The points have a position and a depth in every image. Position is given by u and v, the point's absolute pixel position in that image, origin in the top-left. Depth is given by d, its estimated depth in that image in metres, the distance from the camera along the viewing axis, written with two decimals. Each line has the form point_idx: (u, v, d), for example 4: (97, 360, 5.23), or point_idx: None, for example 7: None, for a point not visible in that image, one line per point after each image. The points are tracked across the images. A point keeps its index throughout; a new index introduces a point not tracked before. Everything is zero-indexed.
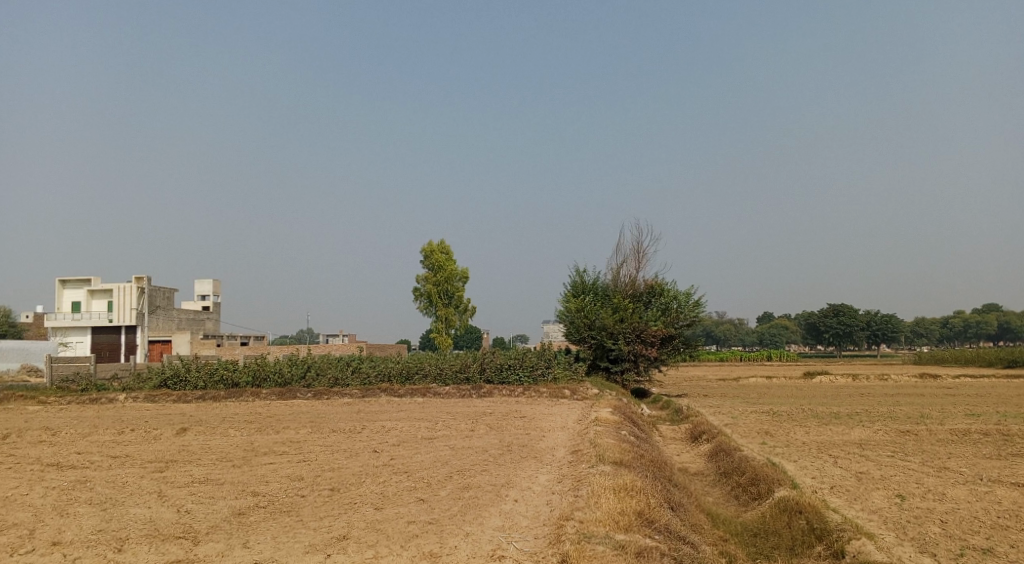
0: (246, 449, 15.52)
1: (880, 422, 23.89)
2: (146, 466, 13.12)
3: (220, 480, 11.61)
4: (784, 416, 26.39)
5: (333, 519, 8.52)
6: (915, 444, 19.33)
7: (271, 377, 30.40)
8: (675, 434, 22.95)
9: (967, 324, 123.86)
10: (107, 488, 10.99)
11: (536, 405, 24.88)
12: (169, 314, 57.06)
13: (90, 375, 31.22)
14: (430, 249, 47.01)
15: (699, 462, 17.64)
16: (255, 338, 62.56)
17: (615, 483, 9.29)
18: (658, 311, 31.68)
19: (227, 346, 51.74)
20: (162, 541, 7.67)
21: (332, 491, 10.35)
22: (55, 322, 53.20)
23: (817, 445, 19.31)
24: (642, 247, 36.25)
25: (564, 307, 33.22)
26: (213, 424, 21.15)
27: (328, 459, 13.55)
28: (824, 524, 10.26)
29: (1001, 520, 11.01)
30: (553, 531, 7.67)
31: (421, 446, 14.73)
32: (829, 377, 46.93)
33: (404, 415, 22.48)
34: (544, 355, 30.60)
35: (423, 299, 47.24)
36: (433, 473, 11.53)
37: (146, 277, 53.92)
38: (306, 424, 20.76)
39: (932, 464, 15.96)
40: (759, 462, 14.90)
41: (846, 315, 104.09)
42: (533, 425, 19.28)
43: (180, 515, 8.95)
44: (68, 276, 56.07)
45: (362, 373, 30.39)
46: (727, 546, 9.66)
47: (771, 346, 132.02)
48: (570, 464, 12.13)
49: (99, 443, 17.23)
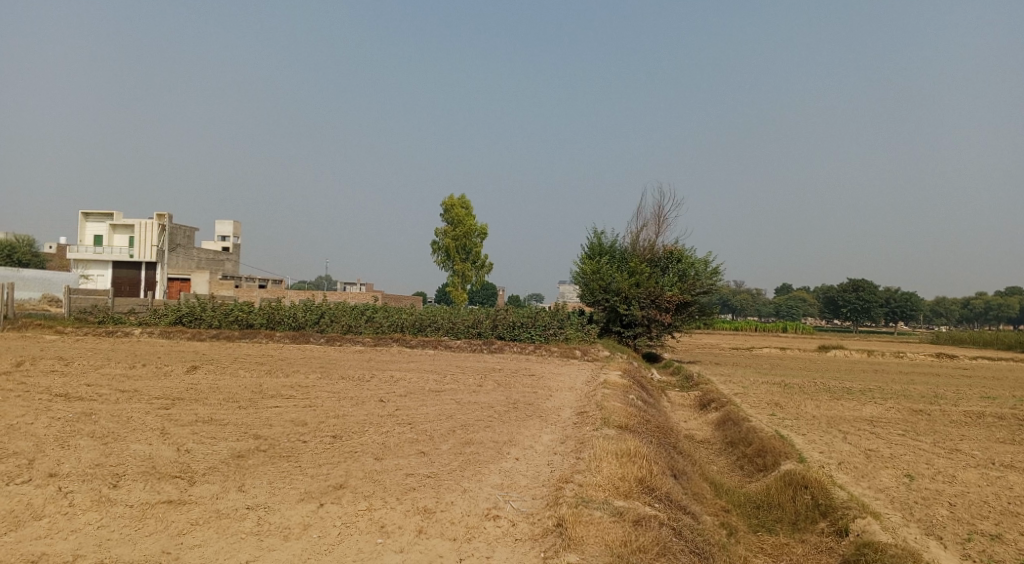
0: (253, 391, 15.57)
1: (892, 400, 23.59)
2: (152, 403, 13.17)
3: (223, 420, 11.61)
4: (796, 388, 26.13)
5: (330, 468, 8.43)
6: (927, 424, 19.03)
7: (284, 321, 30.55)
8: (683, 400, 22.83)
9: (989, 306, 121.95)
10: (111, 422, 11.02)
11: (546, 364, 24.84)
12: (188, 253, 57.43)
13: (107, 308, 31.57)
14: (451, 202, 46.59)
15: (705, 429, 17.51)
16: (272, 281, 62.95)
17: (619, 448, 9.11)
18: (675, 277, 31.24)
19: (244, 288, 52.16)
20: (157, 479, 7.63)
21: (333, 438, 10.29)
22: (77, 255, 53.72)
23: (827, 420, 19.08)
24: (663, 211, 35.60)
25: (580, 268, 32.89)
26: (223, 364, 21.28)
27: (333, 405, 13.52)
28: (829, 501, 10.07)
29: (1011, 507, 10.76)
30: (552, 493, 7.52)
31: (428, 399, 14.67)
32: (844, 351, 46.50)
33: (413, 366, 22.50)
34: (558, 315, 30.39)
35: (440, 253, 47.09)
36: (436, 426, 11.44)
37: (167, 216, 54.12)
38: (315, 369, 20.87)
39: (944, 446, 15.68)
40: (767, 434, 14.70)
41: (866, 290, 102.78)
42: (541, 384, 19.18)
43: (179, 454, 8.93)
44: (91, 210, 56.47)
45: (374, 322, 30.44)
46: (728, 517, 9.51)
47: (786, 318, 131.14)
48: (574, 425, 12.00)
49: (109, 376, 17.40)
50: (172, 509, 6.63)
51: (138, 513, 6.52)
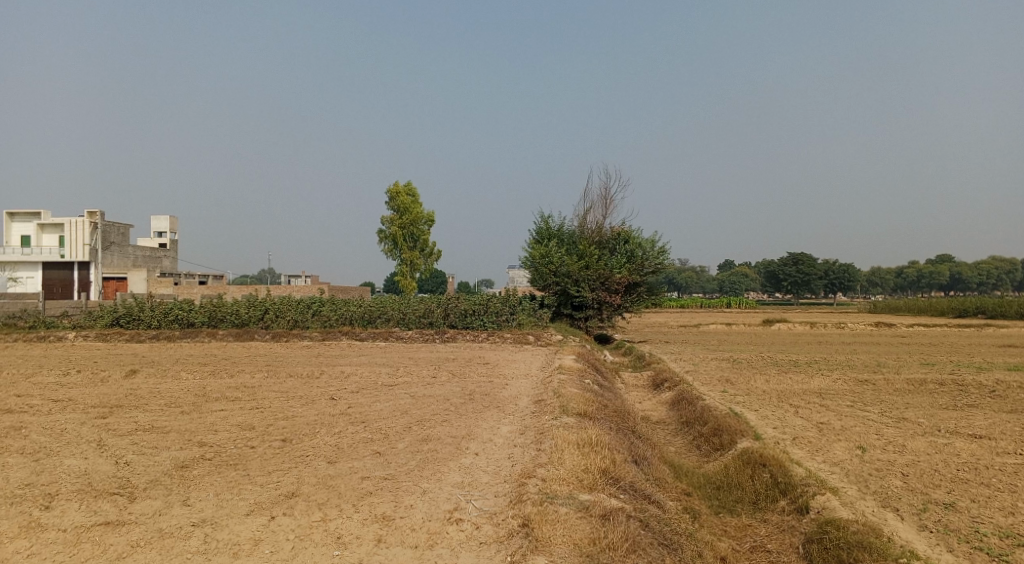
0: (196, 394, 14.90)
1: (838, 371, 24.24)
2: (88, 412, 12.43)
3: (165, 428, 11.02)
4: (745, 364, 26.62)
5: (281, 475, 8.04)
6: (873, 393, 19.58)
7: (228, 318, 29.55)
8: (637, 381, 22.98)
9: (921, 274, 127.04)
10: (42, 436, 10.32)
11: (500, 351, 24.70)
12: (123, 252, 55.07)
13: (37, 312, 29.95)
14: (397, 190, 45.79)
15: (660, 410, 17.62)
16: (213, 277, 60.99)
17: (579, 438, 8.97)
18: (623, 258, 31.39)
19: (185, 284, 50.33)
20: (93, 498, 7.11)
21: (283, 442, 9.86)
22: (3, 256, 50.84)
23: (777, 394, 19.43)
24: (609, 193, 35.72)
25: (529, 252, 32.72)
26: (164, 366, 20.37)
27: (283, 406, 13.01)
28: (788, 478, 10.16)
29: (960, 473, 11.08)
30: (515, 489, 7.32)
31: (381, 394, 14.28)
32: (788, 325, 47.76)
33: (364, 359, 22.02)
34: (509, 301, 30.06)
35: (387, 242, 46.29)
36: (391, 424, 11.11)
37: (99, 212, 51.67)
38: (262, 367, 20.20)
39: (891, 415, 16.13)
40: (722, 412, 14.82)
41: (806, 264, 105.90)
42: (496, 372, 18.99)
43: (117, 468, 8.38)
44: (17, 208, 53.52)
45: (322, 316, 29.67)
46: (691, 501, 9.50)
47: (730, 294, 134.29)
48: (532, 415, 11.84)
49: (41, 385, 16.43)
50: (110, 531, 6.15)
51: (72, 537, 6.02)
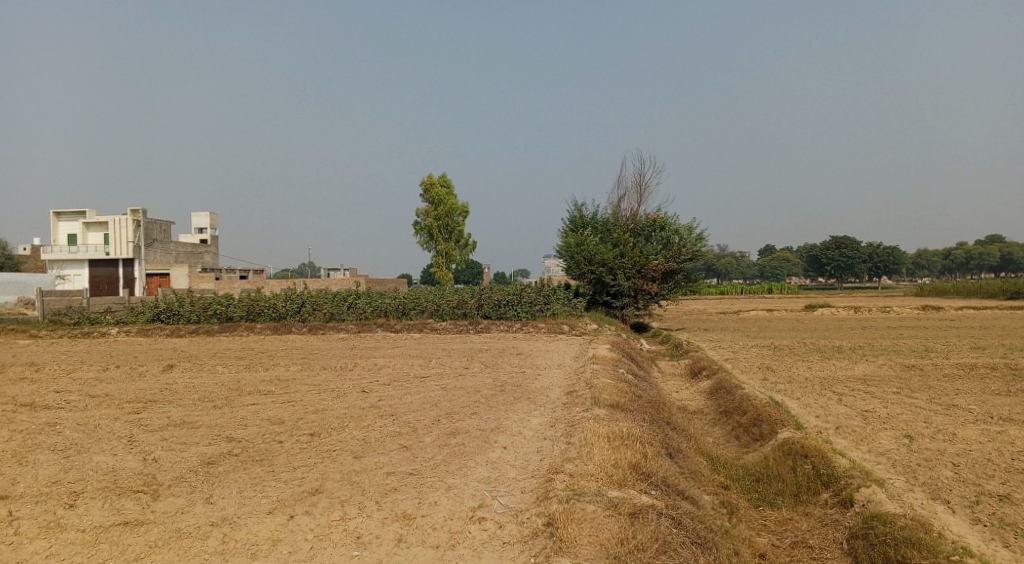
0: (230, 388, 14.97)
1: (884, 356, 23.40)
2: (122, 408, 12.54)
3: (196, 423, 11.05)
4: (786, 350, 25.92)
5: (306, 470, 7.93)
6: (921, 379, 18.86)
7: (265, 312, 29.86)
8: (674, 369, 22.56)
9: (970, 255, 122.83)
10: (76, 432, 10.40)
11: (535, 341, 24.48)
12: (165, 248, 56.21)
13: (82, 308, 30.66)
14: (432, 182, 45.74)
15: (698, 399, 17.21)
16: (253, 271, 61.92)
17: (610, 430, 8.67)
18: (659, 245, 30.80)
19: (225, 279, 51.20)
20: (117, 496, 7.07)
21: (310, 436, 9.77)
22: (52, 255, 52.25)
23: (820, 382, 18.79)
24: (644, 179, 35.07)
25: (563, 241, 32.37)
26: (202, 360, 20.60)
27: (313, 399, 12.98)
28: (831, 470, 9.72)
29: (1016, 463, 10.46)
30: (542, 485, 7.07)
31: (412, 386, 14.17)
32: (831, 309, 46.50)
33: (398, 351, 22.01)
34: (543, 290, 29.87)
35: (422, 233, 46.32)
36: (421, 416, 10.95)
37: (142, 210, 52.81)
38: (297, 360, 20.30)
39: (941, 402, 15.44)
40: (761, 401, 14.33)
41: (849, 247, 103.16)
42: (529, 362, 18.78)
43: (145, 464, 8.36)
44: (64, 208, 54.94)
45: (357, 309, 29.78)
46: (728, 495, 9.13)
47: (771, 278, 131.64)
48: (564, 406, 11.56)
49: (81, 380, 16.71)
50: (128, 531, 6.08)
51: (91, 538, 5.97)
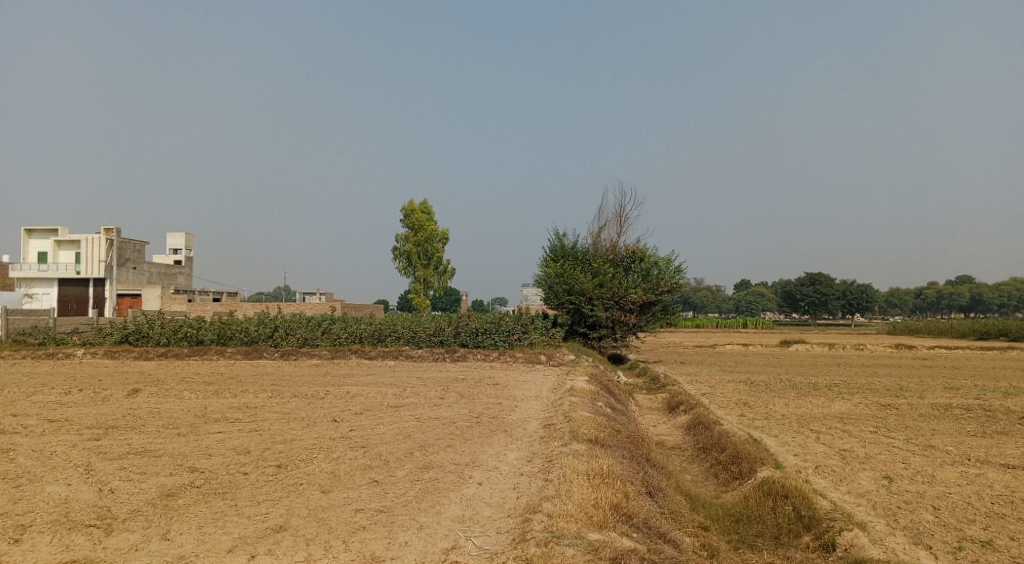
0: (196, 415, 14.47)
1: (860, 395, 23.42)
2: (81, 434, 12.02)
3: (158, 451, 10.59)
4: (763, 386, 25.89)
5: (271, 505, 7.57)
6: (897, 419, 18.83)
7: (237, 336, 29.24)
8: (652, 402, 22.37)
9: (940, 295, 125.00)
10: (30, 459, 9.89)
11: (511, 371, 24.19)
12: (138, 269, 55.19)
13: (48, 328, 29.80)
14: (412, 208, 45.57)
15: (676, 434, 17.00)
16: (227, 294, 60.96)
17: (589, 467, 8.42)
18: (638, 277, 30.82)
19: (198, 301, 50.32)
20: (67, 530, 6.65)
21: (277, 468, 9.39)
22: (20, 273, 51.00)
23: (798, 419, 18.70)
24: (624, 211, 35.21)
25: (543, 271, 32.27)
26: (169, 385, 20.01)
27: (282, 428, 12.54)
28: (813, 512, 9.54)
29: (996, 508, 10.37)
30: (519, 525, 6.79)
31: (385, 416, 13.78)
32: (806, 346, 46.73)
33: (372, 379, 21.57)
34: (521, 320, 29.66)
35: (401, 259, 45.99)
36: (393, 448, 10.61)
37: (116, 229, 51.93)
38: (268, 387, 19.77)
39: (917, 443, 15.38)
40: (740, 438, 14.16)
41: (823, 284, 104.57)
42: (506, 393, 18.47)
43: (100, 496, 7.92)
44: (35, 225, 53.83)
45: (332, 334, 29.30)
46: (709, 537, 8.90)
47: (747, 313, 132.78)
48: (541, 440, 11.29)
49: (41, 404, 16.07)
50: None
51: None
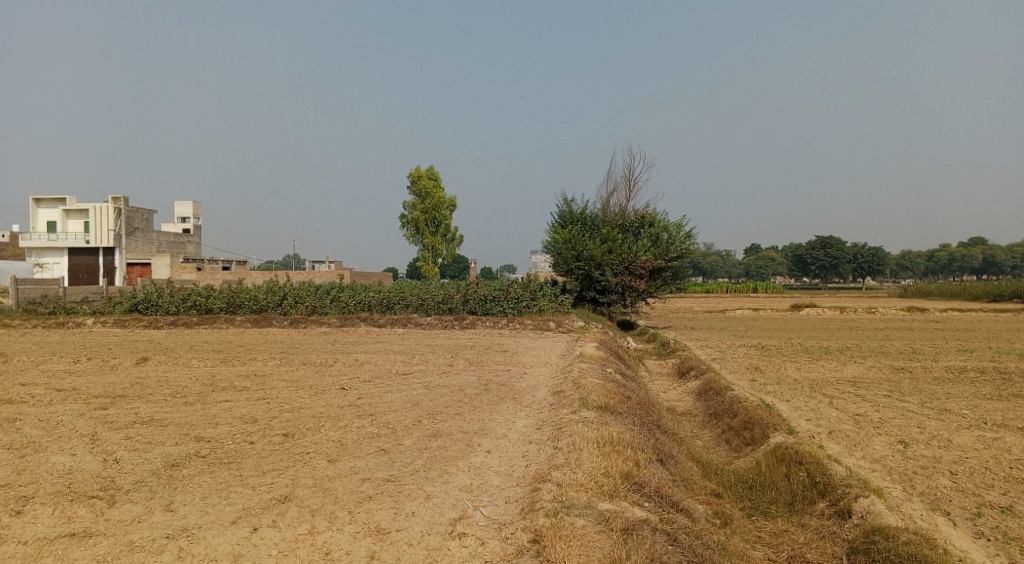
0: (204, 383, 14.38)
1: (872, 358, 23.16)
2: (88, 403, 11.96)
3: (165, 420, 10.51)
4: (774, 350, 25.69)
5: (276, 475, 7.44)
6: (911, 382, 18.59)
7: (246, 304, 29.20)
8: (662, 368, 22.21)
9: (953, 258, 123.83)
10: (35, 429, 9.81)
11: (521, 338, 24.05)
12: (147, 238, 55.17)
13: (57, 298, 29.82)
14: (419, 175, 45.12)
15: (686, 400, 16.84)
16: (236, 262, 60.98)
17: (599, 435, 8.24)
18: (647, 242, 30.48)
19: (207, 270, 50.40)
20: (69, 501, 6.54)
21: (284, 437, 9.27)
22: (30, 242, 51.09)
23: (810, 383, 18.48)
24: (632, 175, 34.69)
25: (551, 237, 31.94)
26: (177, 354, 19.97)
27: (290, 397, 12.43)
28: (827, 478, 9.38)
29: (1015, 473, 10.16)
30: (529, 495, 6.64)
31: (393, 384, 13.65)
32: (817, 309, 46.40)
33: (381, 346, 21.48)
34: (530, 286, 29.43)
35: (409, 227, 45.70)
36: (401, 417, 10.47)
37: (123, 199, 51.80)
38: (276, 354, 19.71)
39: (932, 407, 15.16)
40: (752, 403, 13.97)
41: (834, 248, 103.60)
42: (515, 360, 18.34)
43: (104, 466, 7.82)
44: (43, 195, 53.74)
45: (340, 302, 29.19)
46: (721, 504, 8.76)
47: (756, 278, 132.23)
48: (550, 408, 11.13)
49: (50, 373, 16.03)
50: (74, 544, 5.57)
51: (33, 552, 5.46)
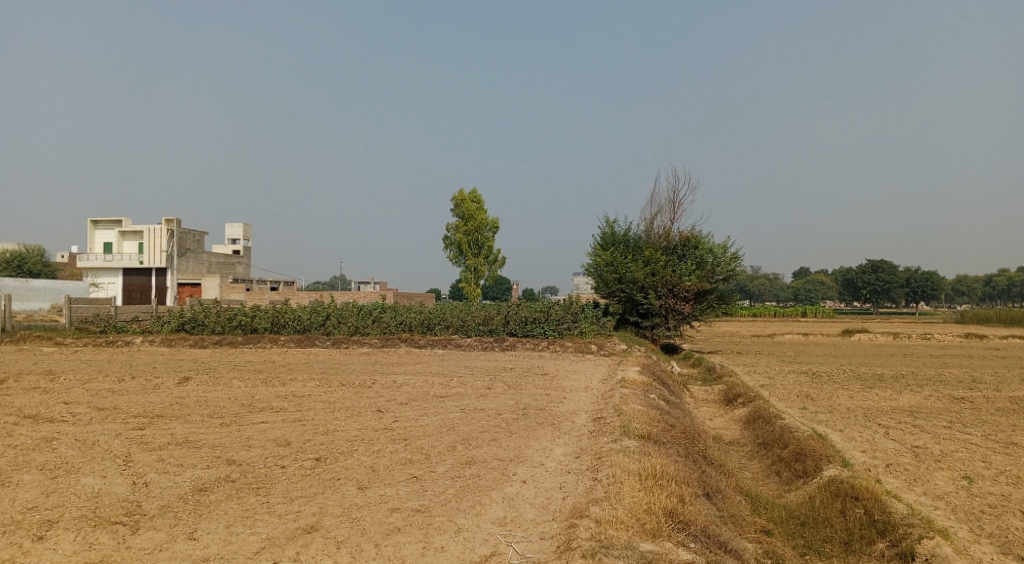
0: (242, 404, 14.35)
1: (930, 387, 22.02)
2: (127, 422, 12.01)
3: (198, 442, 10.42)
4: (825, 377, 24.67)
5: (304, 502, 7.22)
6: (973, 413, 17.53)
7: (289, 324, 29.46)
8: (706, 394, 21.51)
9: (1012, 283, 118.86)
10: (72, 450, 9.82)
11: (561, 361, 23.62)
12: (198, 258, 56.60)
13: (109, 317, 30.57)
14: (462, 197, 45.27)
15: (733, 428, 16.16)
16: (283, 283, 62.03)
17: (641, 467, 7.79)
18: (692, 264, 29.84)
19: (255, 290, 51.29)
20: (93, 527, 6.42)
21: (315, 462, 9.06)
22: (87, 263, 52.86)
23: (863, 413, 17.58)
24: (677, 196, 34.09)
25: (593, 259, 31.52)
26: (219, 373, 20.11)
27: (325, 419, 12.27)
28: (887, 516, 8.72)
29: None
30: (565, 531, 6.25)
31: (429, 407, 13.39)
32: (869, 335, 44.73)
33: (419, 368, 21.29)
34: (571, 308, 29.01)
35: (451, 248, 45.81)
36: (435, 442, 10.17)
37: (176, 220, 53.28)
38: (315, 375, 19.70)
39: (998, 440, 14.20)
40: (803, 433, 13.27)
41: (886, 271, 100.29)
42: (555, 384, 17.93)
43: (132, 489, 7.71)
44: (101, 218, 55.67)
45: (382, 323, 29.21)
46: (772, 542, 8.18)
47: (805, 302, 129.00)
48: (590, 435, 10.69)
49: (94, 392, 16.25)
50: None
51: None
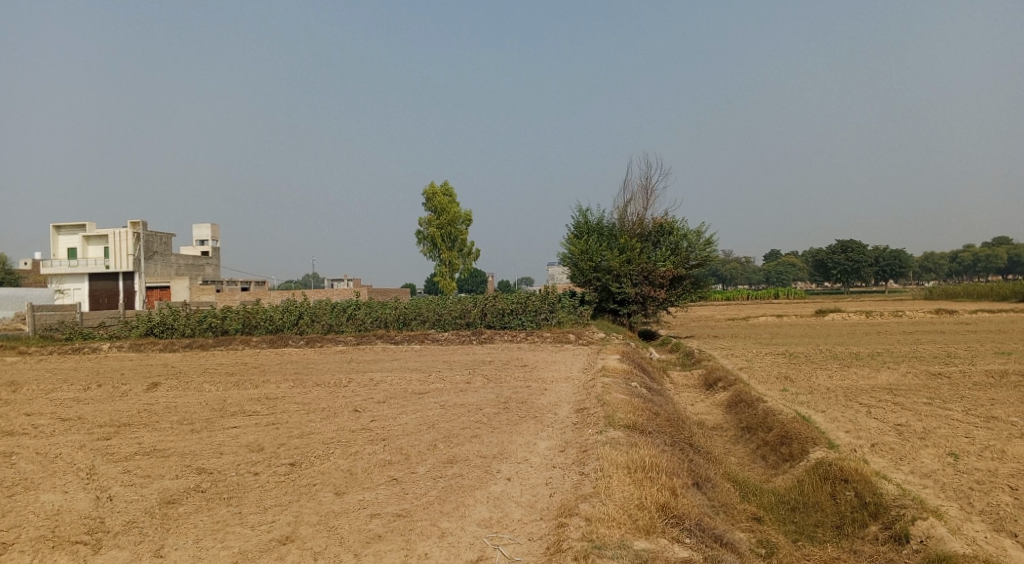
0: (213, 409, 13.86)
1: (906, 364, 22.17)
2: (91, 433, 11.48)
3: (167, 451, 9.97)
4: (802, 358, 24.78)
5: (278, 511, 6.86)
6: (951, 388, 17.64)
7: (262, 324, 28.80)
8: (687, 379, 21.46)
9: (977, 258, 121.37)
10: (31, 464, 9.31)
11: (539, 352, 23.41)
12: (166, 261, 55.34)
13: (74, 323, 29.62)
14: (433, 191, 44.68)
15: (716, 413, 16.06)
16: (255, 283, 61.01)
17: (629, 460, 7.55)
18: (667, 251, 29.76)
19: (225, 291, 50.28)
20: (52, 549, 6.02)
21: (290, 467, 8.68)
22: (51, 269, 51.38)
23: (844, 392, 17.59)
24: (649, 183, 33.98)
25: (567, 249, 31.27)
26: (189, 377, 19.51)
27: (300, 422, 11.85)
28: (879, 498, 8.59)
29: None
30: (555, 531, 5.97)
31: (407, 405, 13.02)
32: (843, 314, 45.21)
33: (397, 364, 20.89)
34: (548, 298, 28.74)
35: (424, 242, 45.29)
36: (415, 441, 9.83)
37: (141, 222, 51.96)
38: (290, 375, 19.20)
39: (978, 414, 14.25)
40: (787, 415, 13.15)
41: (855, 251, 101.76)
42: (535, 375, 17.68)
43: (95, 505, 7.28)
44: (63, 222, 54.18)
45: (357, 320, 28.71)
46: (764, 530, 8.01)
47: (777, 284, 130.72)
48: (574, 428, 10.42)
49: (58, 402, 15.62)
50: None
51: None
